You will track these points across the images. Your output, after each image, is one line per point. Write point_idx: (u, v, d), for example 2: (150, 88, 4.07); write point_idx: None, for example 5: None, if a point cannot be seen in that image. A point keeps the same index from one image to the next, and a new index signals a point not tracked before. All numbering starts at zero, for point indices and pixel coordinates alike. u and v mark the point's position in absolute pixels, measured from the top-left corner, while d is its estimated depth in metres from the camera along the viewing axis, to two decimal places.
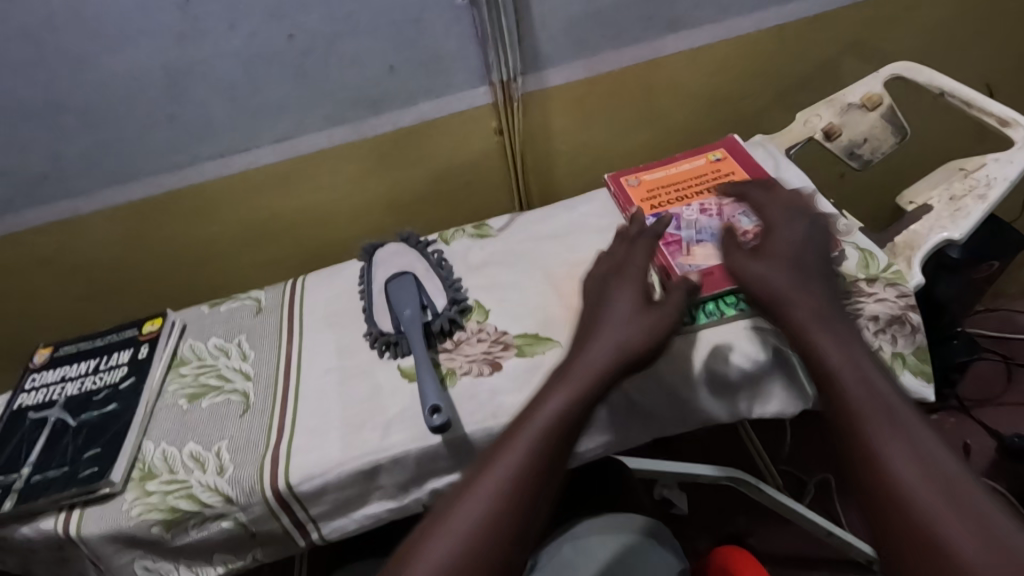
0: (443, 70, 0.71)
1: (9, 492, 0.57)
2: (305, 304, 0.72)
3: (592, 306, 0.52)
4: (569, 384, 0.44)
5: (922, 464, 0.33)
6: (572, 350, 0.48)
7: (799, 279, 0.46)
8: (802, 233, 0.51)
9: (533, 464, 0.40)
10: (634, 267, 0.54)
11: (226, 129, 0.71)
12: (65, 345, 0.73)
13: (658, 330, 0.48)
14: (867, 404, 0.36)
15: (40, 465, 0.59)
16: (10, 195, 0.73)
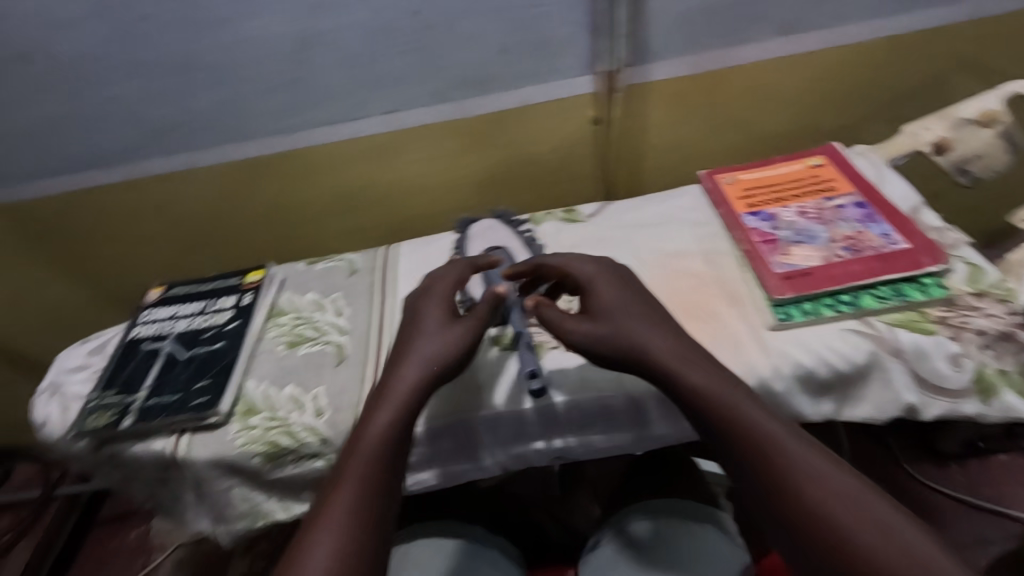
0: (553, 56, 0.73)
1: (127, 411, 0.63)
2: (398, 269, 0.76)
3: (403, 338, 0.54)
4: (393, 405, 0.49)
5: (791, 466, 0.41)
6: (384, 378, 0.52)
7: (622, 324, 0.51)
8: (612, 282, 0.54)
9: (378, 481, 0.46)
10: (442, 290, 0.56)
11: (341, 97, 0.75)
12: (175, 287, 0.78)
13: (460, 340, 0.53)
14: (754, 431, 0.43)
15: (155, 390, 0.64)
16: (139, 144, 0.79)
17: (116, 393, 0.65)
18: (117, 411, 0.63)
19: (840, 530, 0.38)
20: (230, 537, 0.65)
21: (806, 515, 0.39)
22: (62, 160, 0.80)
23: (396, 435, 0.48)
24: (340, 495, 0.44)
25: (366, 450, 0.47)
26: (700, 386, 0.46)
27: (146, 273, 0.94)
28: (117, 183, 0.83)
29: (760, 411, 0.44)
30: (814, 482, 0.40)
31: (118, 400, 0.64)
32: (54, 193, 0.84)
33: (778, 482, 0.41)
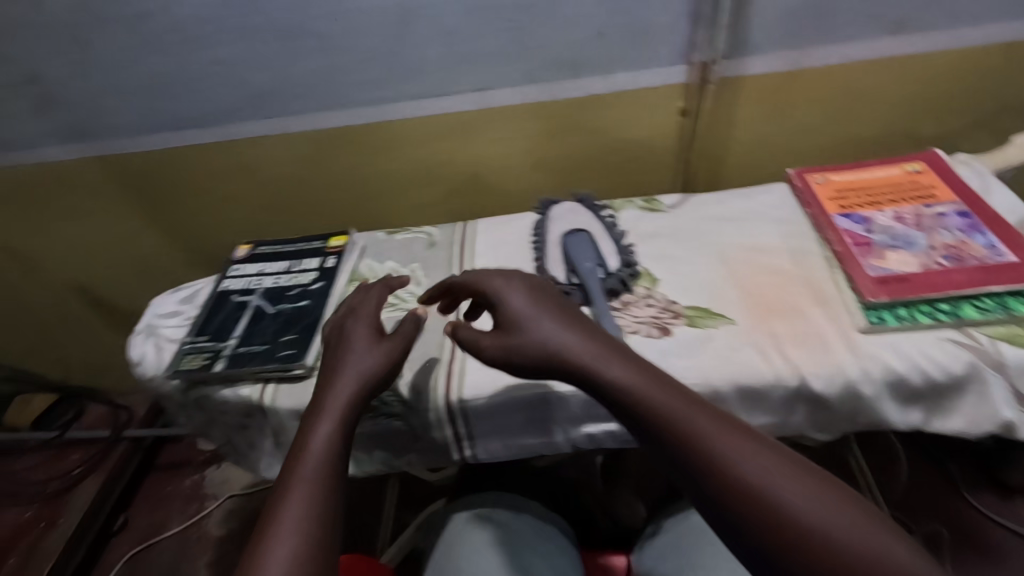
0: (650, 44, 0.73)
1: (219, 356, 0.66)
2: (476, 244, 0.77)
3: (333, 358, 0.54)
4: (333, 413, 0.49)
5: (725, 460, 0.38)
6: (319, 392, 0.51)
7: (533, 331, 0.48)
8: (523, 285, 0.50)
9: (323, 485, 0.44)
10: (366, 312, 0.58)
11: (434, 72, 0.77)
12: (262, 245, 0.82)
13: (388, 354, 0.53)
14: (686, 432, 0.40)
15: (244, 340, 0.68)
16: (237, 105, 0.82)
17: (208, 339, 0.69)
18: (209, 355, 0.67)
19: (793, 526, 0.36)
20: None
21: (758, 514, 0.37)
22: (163, 118, 0.84)
23: (337, 442, 0.47)
24: (282, 506, 0.42)
25: (307, 456, 0.45)
26: (624, 380, 0.43)
27: (228, 231, 0.98)
28: (212, 143, 0.86)
29: (685, 402, 0.41)
30: (757, 476, 0.37)
31: (210, 346, 0.68)
32: (152, 149, 0.88)
33: (722, 480, 0.38)
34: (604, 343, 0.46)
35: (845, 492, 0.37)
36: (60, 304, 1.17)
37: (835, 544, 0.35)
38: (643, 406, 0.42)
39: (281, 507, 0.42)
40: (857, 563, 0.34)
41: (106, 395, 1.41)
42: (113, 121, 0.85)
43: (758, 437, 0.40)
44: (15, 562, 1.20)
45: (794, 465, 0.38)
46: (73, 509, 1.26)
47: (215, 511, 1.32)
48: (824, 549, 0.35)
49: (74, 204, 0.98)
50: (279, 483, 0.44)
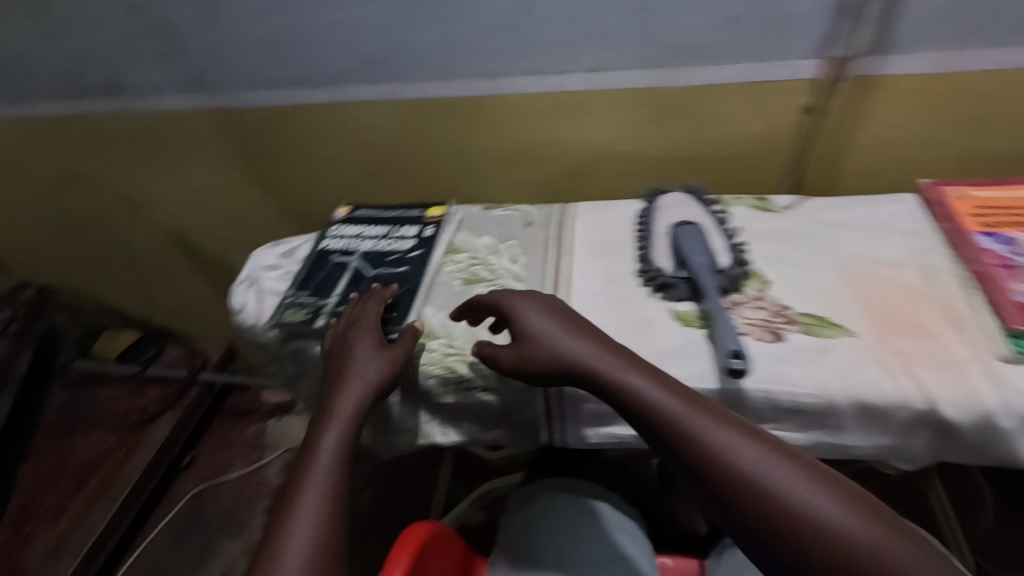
0: (785, 34, 0.69)
1: (321, 312, 0.68)
2: (575, 227, 0.76)
3: (342, 365, 0.60)
4: (343, 418, 0.56)
5: (719, 449, 0.44)
6: (331, 397, 0.58)
7: (549, 341, 0.55)
8: (542, 307, 0.58)
9: (332, 485, 0.52)
10: (369, 325, 0.63)
11: (551, 48, 0.75)
12: (360, 209, 0.83)
13: (391, 363, 0.59)
14: (686, 423, 0.46)
15: (345, 299, 0.69)
16: (350, 68, 0.83)
17: (310, 295, 0.70)
18: (310, 311, 0.68)
19: (781, 507, 0.40)
20: (386, 449, 0.69)
21: (749, 497, 0.41)
22: (278, 75, 0.86)
23: (343, 447, 0.55)
24: (297, 500, 0.50)
25: (317, 458, 0.53)
26: (632, 384, 0.50)
27: (323, 192, 1.00)
28: (321, 104, 0.88)
29: (685, 404, 0.47)
30: (748, 464, 0.43)
31: (311, 302, 0.69)
32: (263, 105, 0.90)
33: (716, 466, 0.43)
34: (618, 354, 0.53)
35: (832, 480, 0.42)
36: (155, 246, 1.23)
37: (821, 524, 0.39)
38: (644, 405, 0.49)
39: (296, 500, 0.50)
40: (840, 539, 0.38)
41: (185, 338, 1.47)
42: (232, 74, 0.88)
43: (753, 430, 0.45)
44: (95, 485, 1.26)
45: (786, 457, 0.43)
46: (150, 443, 1.32)
47: (275, 461, 1.38)
48: (808, 530, 0.39)
49: (182, 152, 1.02)
50: (290, 488, 0.52)
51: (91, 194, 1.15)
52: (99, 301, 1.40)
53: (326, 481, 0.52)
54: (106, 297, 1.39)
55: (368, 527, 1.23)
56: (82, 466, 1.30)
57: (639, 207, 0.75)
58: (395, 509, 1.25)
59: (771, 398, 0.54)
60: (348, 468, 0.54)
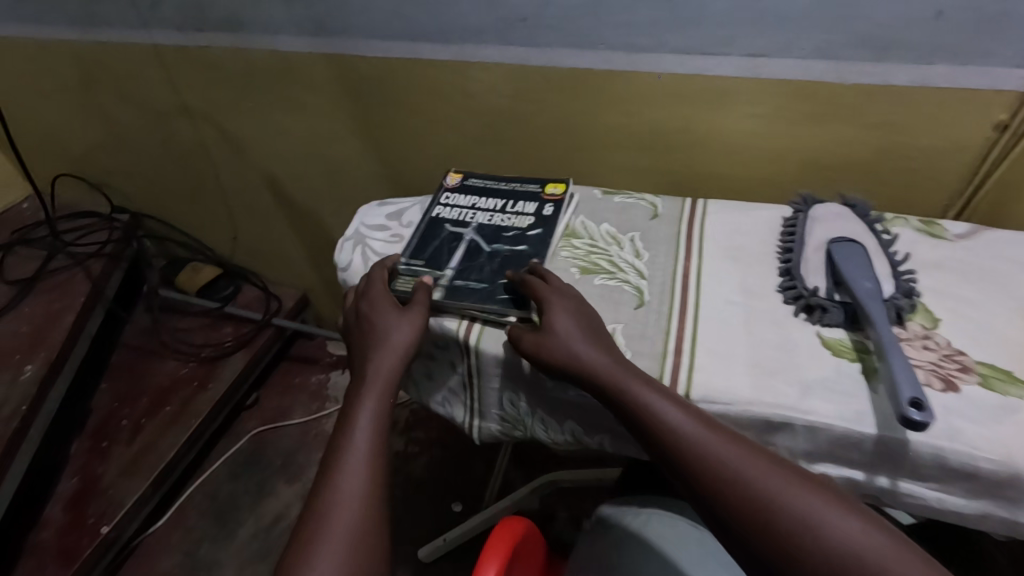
0: (999, 36, 0.60)
1: (435, 285, 0.64)
2: (706, 226, 0.69)
3: (368, 336, 0.59)
4: (376, 393, 0.55)
5: (708, 453, 0.46)
6: (361, 370, 0.58)
7: (566, 344, 0.54)
8: (563, 301, 0.57)
9: (372, 466, 0.51)
10: (378, 293, 0.62)
11: (712, 26, 0.68)
12: (473, 177, 0.78)
13: (416, 324, 0.59)
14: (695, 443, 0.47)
15: (461, 273, 0.65)
16: (483, 26, 0.78)
17: (424, 264, 0.67)
18: (425, 281, 0.65)
19: (766, 511, 0.42)
20: (480, 434, 0.66)
21: (757, 515, 0.43)
22: (405, 25, 0.82)
23: (379, 423, 0.54)
24: (335, 484, 0.50)
25: (354, 436, 0.53)
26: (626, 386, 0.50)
27: (428, 153, 0.97)
28: (443, 61, 0.84)
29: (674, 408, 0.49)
30: (753, 477, 0.44)
31: (425, 271, 0.66)
32: (384, 55, 0.87)
33: (727, 487, 0.44)
34: (627, 365, 0.53)
35: (839, 499, 0.43)
36: (249, 188, 1.24)
37: (809, 527, 0.41)
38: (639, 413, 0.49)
39: (337, 483, 0.50)
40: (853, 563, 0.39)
41: (263, 280, 1.49)
42: (357, 20, 0.84)
43: (760, 453, 0.46)
44: (170, 411, 1.30)
45: (776, 466, 0.45)
46: (222, 378, 1.35)
47: (335, 414, 1.40)
48: (816, 554, 0.40)
49: (292, 96, 1.00)
50: (323, 471, 0.51)
51: (196, 127, 1.15)
52: (187, 234, 1.43)
53: (367, 462, 0.51)
54: (194, 230, 1.41)
55: (420, 496, 1.22)
56: (158, 390, 1.34)
57: (785, 215, 0.68)
58: (448, 483, 1.23)
59: (940, 456, 0.47)
60: (386, 442, 0.54)
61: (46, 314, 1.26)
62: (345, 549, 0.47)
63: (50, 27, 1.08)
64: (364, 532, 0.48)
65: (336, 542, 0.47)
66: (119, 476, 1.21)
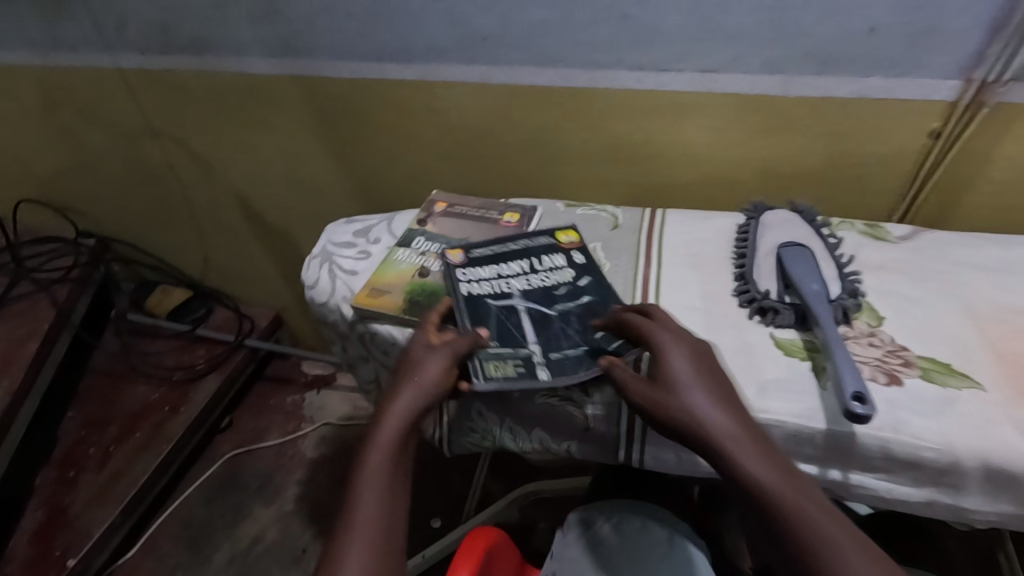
0: (929, 50, 0.63)
1: (537, 367, 0.57)
2: (665, 234, 0.71)
3: (395, 380, 0.55)
4: (392, 443, 0.50)
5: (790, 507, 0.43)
6: (380, 416, 0.52)
7: (680, 400, 0.50)
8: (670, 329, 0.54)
9: (382, 529, 0.45)
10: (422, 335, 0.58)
11: (664, 44, 0.71)
12: (475, 248, 0.68)
13: (444, 365, 0.55)
14: (809, 530, 0.42)
15: (550, 343, 0.59)
16: (446, 46, 0.80)
17: (502, 346, 0.58)
18: (519, 362, 0.57)
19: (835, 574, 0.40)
20: (451, 447, 0.66)
21: None
22: (370, 45, 0.83)
23: (394, 473, 0.49)
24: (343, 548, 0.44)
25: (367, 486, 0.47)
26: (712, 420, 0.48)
27: (397, 170, 0.99)
28: (409, 80, 0.85)
29: (757, 449, 0.47)
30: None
31: (510, 352, 0.58)
32: (350, 76, 0.88)
33: None
34: (739, 428, 0.48)
35: None
36: (219, 208, 1.23)
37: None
38: (740, 475, 0.46)
39: (343, 549, 0.44)
40: None
41: (236, 301, 1.47)
42: (323, 41, 0.86)
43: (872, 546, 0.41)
44: (140, 436, 1.28)
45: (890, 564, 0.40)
46: (196, 401, 1.33)
47: (311, 434, 1.38)
48: None
49: (261, 117, 1.01)
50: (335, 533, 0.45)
51: (164, 149, 1.15)
52: (157, 256, 1.41)
53: (377, 526, 0.45)
54: (165, 253, 1.40)
55: None
56: (129, 416, 1.31)
57: (739, 223, 0.71)
58: (427, 499, 1.23)
59: (886, 448, 0.50)
60: (400, 505, 0.47)
61: (8, 342, 1.23)
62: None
63: (13, 51, 1.07)
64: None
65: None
66: (88, 505, 1.18)
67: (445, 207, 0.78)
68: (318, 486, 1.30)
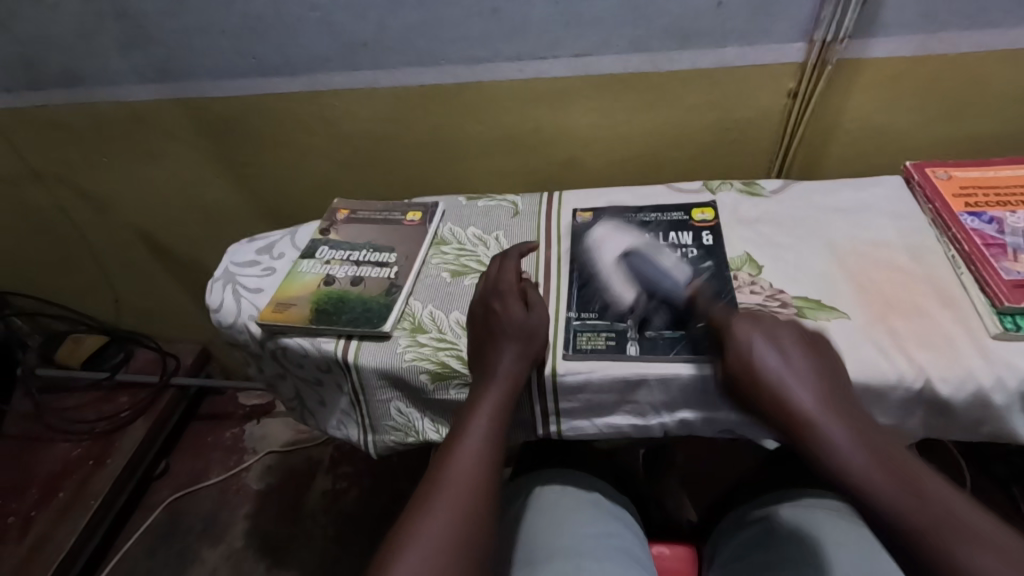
0: (771, 17, 0.69)
1: (627, 339, 0.58)
2: (562, 214, 0.74)
3: (482, 334, 0.57)
4: (492, 398, 0.53)
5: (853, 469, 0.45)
6: (482, 367, 0.56)
7: (767, 353, 0.51)
8: (770, 357, 0.51)
9: (479, 475, 0.50)
10: (510, 288, 0.59)
11: (537, 33, 0.74)
12: (604, 214, 0.73)
13: (538, 336, 0.57)
14: (863, 472, 0.45)
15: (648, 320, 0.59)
16: (328, 55, 0.80)
17: (600, 316, 0.60)
18: (611, 336, 0.58)
19: None
20: (376, 448, 0.67)
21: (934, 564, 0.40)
22: (252, 62, 0.82)
23: (495, 432, 0.52)
24: (447, 475, 0.50)
25: (471, 436, 0.52)
26: (828, 436, 0.47)
27: (301, 185, 0.98)
28: (299, 92, 0.85)
29: (825, 407, 0.48)
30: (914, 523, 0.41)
31: (605, 324, 0.59)
32: (235, 94, 0.87)
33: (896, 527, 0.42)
34: (823, 389, 0.49)
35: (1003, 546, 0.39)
36: (121, 246, 1.18)
37: None
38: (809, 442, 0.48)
39: (444, 485, 0.49)
40: None
41: (157, 341, 1.41)
42: (202, 62, 0.84)
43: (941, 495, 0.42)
44: (64, 497, 1.21)
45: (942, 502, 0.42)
46: (123, 449, 1.27)
47: (255, 465, 1.34)
48: None
49: (150, 145, 0.97)
50: (437, 461, 0.51)
51: (52, 192, 1.09)
52: (62, 305, 1.34)
53: (474, 471, 0.50)
54: (69, 301, 1.33)
55: (355, 529, 1.21)
56: (49, 477, 1.24)
57: (614, 207, 0.73)
58: (382, 508, 1.23)
59: None
60: (498, 457, 0.52)
61: None
62: (443, 552, 0.44)
63: None
64: (461, 544, 0.45)
65: (434, 539, 0.45)
66: None
67: (347, 214, 0.78)
68: (267, 516, 1.26)
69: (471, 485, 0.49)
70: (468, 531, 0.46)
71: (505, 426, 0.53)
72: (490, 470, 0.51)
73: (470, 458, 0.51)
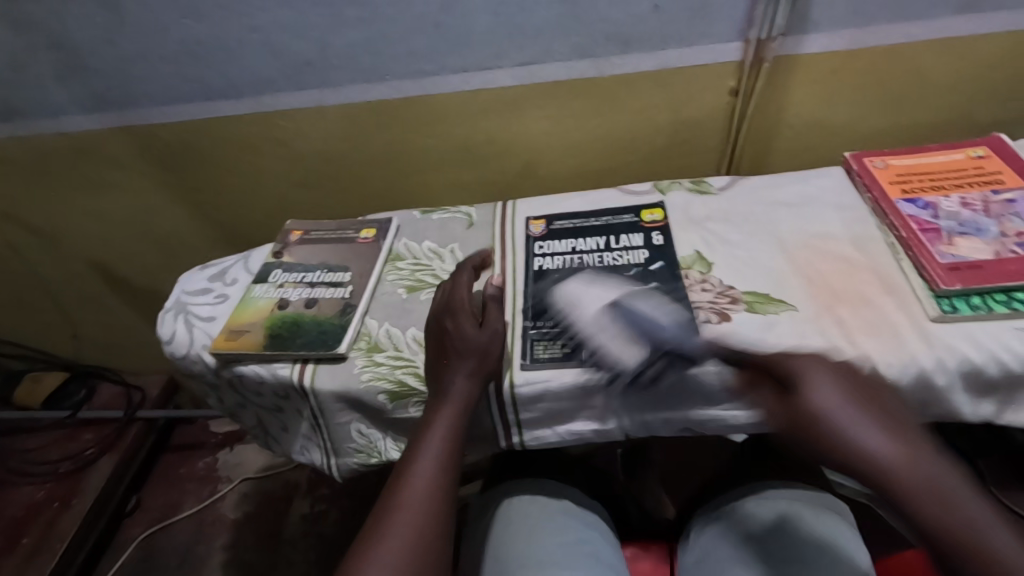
0: (707, 18, 0.70)
1: None
2: (516, 222, 0.74)
3: (438, 351, 0.56)
4: (449, 415, 0.53)
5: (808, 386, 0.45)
6: (438, 384, 0.55)
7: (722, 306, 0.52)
8: None
9: (434, 494, 0.49)
10: (465, 304, 0.59)
11: (481, 44, 0.74)
12: (557, 220, 0.73)
13: (491, 349, 0.56)
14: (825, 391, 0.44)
15: None
16: (272, 76, 0.79)
17: (555, 325, 0.60)
18: (566, 343, 0.59)
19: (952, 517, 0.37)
20: (340, 471, 0.66)
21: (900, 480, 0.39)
22: (195, 86, 0.81)
23: (450, 447, 0.52)
24: (403, 494, 0.49)
25: (426, 453, 0.52)
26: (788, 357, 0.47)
27: (256, 207, 0.96)
28: (245, 114, 0.84)
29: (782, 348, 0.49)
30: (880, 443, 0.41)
31: (559, 333, 0.59)
32: (179, 119, 0.85)
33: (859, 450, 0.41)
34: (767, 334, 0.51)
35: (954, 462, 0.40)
36: (73, 279, 1.14)
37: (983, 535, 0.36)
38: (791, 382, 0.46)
39: (400, 504, 0.48)
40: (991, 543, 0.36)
41: (120, 373, 1.38)
42: (143, 89, 0.82)
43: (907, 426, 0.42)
44: (29, 542, 1.17)
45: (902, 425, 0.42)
46: (90, 488, 1.23)
47: (229, 494, 1.31)
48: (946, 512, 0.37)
49: (95, 175, 0.95)
50: (393, 481, 0.51)
51: None
52: (17, 343, 1.29)
53: (431, 489, 0.50)
54: (25, 338, 1.28)
55: (334, 552, 1.18)
56: (13, 523, 1.20)
57: (566, 213, 0.74)
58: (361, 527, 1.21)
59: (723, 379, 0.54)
60: (455, 474, 0.52)
61: None
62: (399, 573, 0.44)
63: None
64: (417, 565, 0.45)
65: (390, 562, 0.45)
66: None
67: (301, 235, 0.77)
68: (243, 545, 1.23)
69: (427, 505, 0.49)
70: (424, 549, 0.46)
71: (462, 442, 0.53)
72: (446, 487, 0.50)
73: (426, 477, 0.50)
